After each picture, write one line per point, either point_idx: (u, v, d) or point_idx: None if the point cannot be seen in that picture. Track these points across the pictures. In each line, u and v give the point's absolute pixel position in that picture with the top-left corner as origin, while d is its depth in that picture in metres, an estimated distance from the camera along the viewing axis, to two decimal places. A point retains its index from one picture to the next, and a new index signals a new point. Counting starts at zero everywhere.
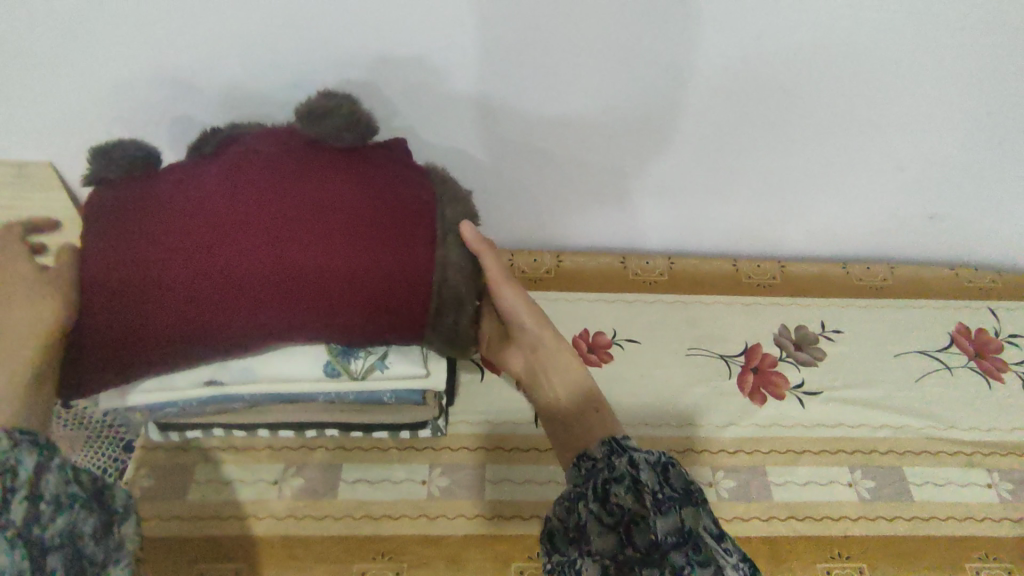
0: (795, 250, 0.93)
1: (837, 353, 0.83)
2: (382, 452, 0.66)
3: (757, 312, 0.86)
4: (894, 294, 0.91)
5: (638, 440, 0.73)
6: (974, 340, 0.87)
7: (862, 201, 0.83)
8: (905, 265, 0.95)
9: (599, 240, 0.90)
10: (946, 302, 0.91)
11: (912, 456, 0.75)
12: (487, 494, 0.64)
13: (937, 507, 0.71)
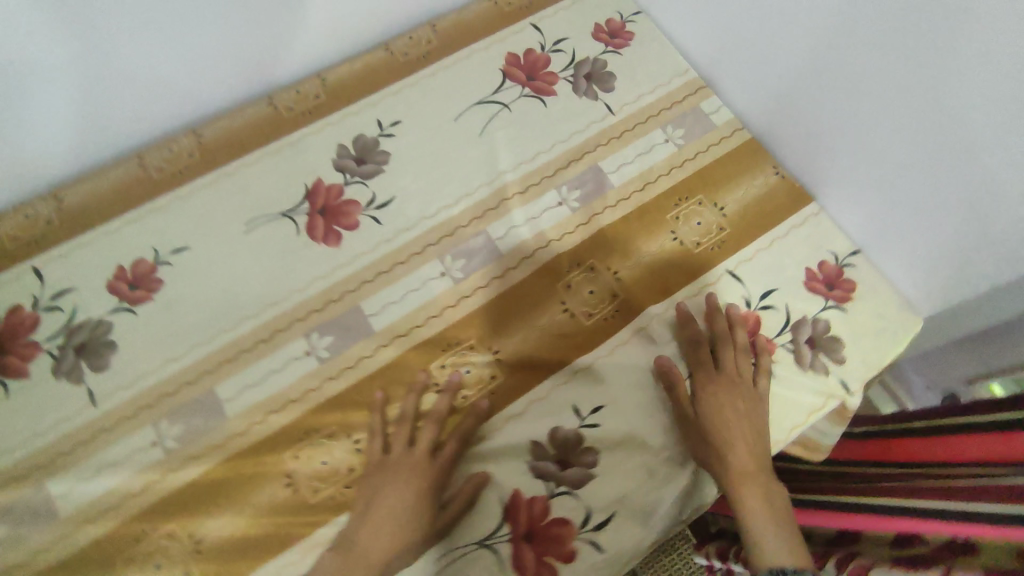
0: (633, 181, 0.80)
1: (648, 282, 0.74)
2: (114, 421, 0.65)
3: (567, 238, 0.76)
4: (738, 226, 0.78)
5: (395, 386, 0.68)
6: (823, 278, 0.76)
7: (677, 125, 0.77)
8: (764, 190, 0.81)
9: (400, 149, 0.79)
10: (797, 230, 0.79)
11: None
12: (220, 449, 0.64)
13: None
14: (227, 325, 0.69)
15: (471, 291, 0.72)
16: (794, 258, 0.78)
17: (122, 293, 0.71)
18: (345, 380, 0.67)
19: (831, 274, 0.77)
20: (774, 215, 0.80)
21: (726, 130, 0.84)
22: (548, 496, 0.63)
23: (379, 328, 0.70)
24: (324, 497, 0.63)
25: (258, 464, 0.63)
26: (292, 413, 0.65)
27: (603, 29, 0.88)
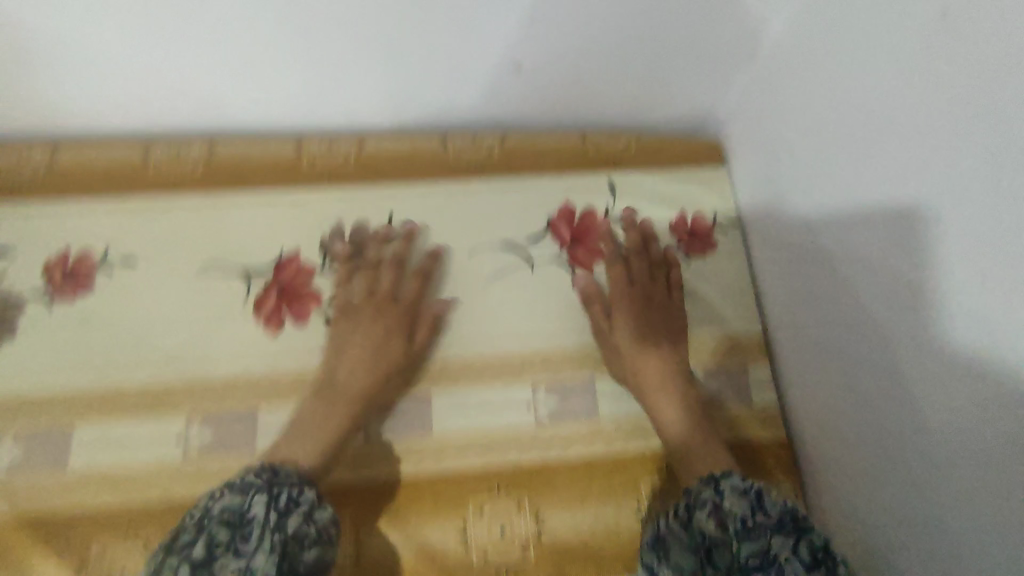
0: (619, 423, 0.66)
1: (567, 548, 0.61)
2: None
3: (508, 449, 0.64)
4: None
5: None
6: None
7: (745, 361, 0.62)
8: None
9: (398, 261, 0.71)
10: None
11: None
12: (37, 495, 0.58)
13: None
14: (124, 365, 0.64)
15: (424, 352, 0.67)
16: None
17: (52, 282, 0.66)
18: (193, 492, 0.60)
19: None
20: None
21: (760, 412, 0.69)
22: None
23: (263, 449, 0.62)
24: None
25: (64, 540, 0.57)
26: (124, 494, 0.59)
27: (682, 226, 0.76)
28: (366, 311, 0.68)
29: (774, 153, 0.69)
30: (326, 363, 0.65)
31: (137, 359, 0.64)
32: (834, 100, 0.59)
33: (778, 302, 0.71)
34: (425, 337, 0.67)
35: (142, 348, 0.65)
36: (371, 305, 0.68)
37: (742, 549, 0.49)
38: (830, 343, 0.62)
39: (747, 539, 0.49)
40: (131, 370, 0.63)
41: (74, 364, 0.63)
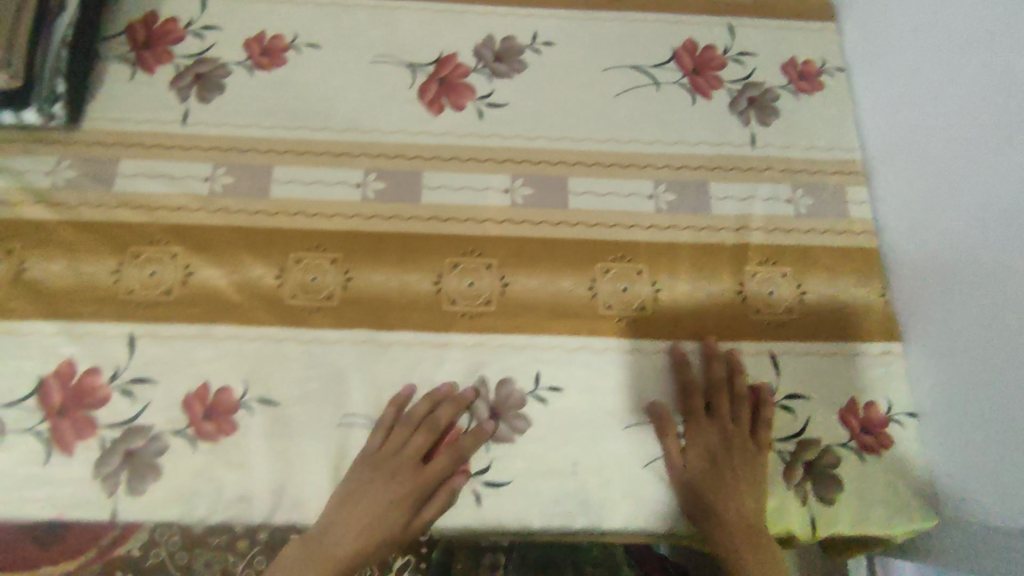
0: (730, 218, 0.74)
1: (678, 307, 0.70)
2: (187, 144, 0.73)
3: (630, 227, 0.73)
4: (806, 318, 0.70)
5: (405, 257, 0.70)
6: (864, 419, 0.67)
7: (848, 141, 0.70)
8: (855, 297, 0.72)
9: (540, 70, 0.80)
10: (867, 352, 0.69)
11: (645, 429, 0.66)
12: (246, 214, 0.71)
13: (617, 479, 0.64)
14: (311, 125, 0.75)
15: (434, 474, 0.62)
16: (839, 381, 0.68)
17: (251, 54, 0.78)
18: (369, 227, 0.71)
19: (873, 418, 0.67)
20: (845, 330, 0.70)
21: (856, 225, 0.74)
22: (462, 429, 0.66)
23: (424, 202, 0.72)
24: (295, 306, 0.68)
25: (268, 248, 0.70)
26: (314, 223, 0.71)
27: (796, 67, 0.83)
28: (385, 466, 0.62)
29: (915, 189, 0.70)
30: (336, 503, 0.61)
31: (322, 122, 0.75)
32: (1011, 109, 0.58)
33: (876, 127, 0.78)
34: (422, 443, 0.63)
35: (326, 114, 0.75)
36: (392, 458, 0.62)
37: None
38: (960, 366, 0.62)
39: None
40: (317, 129, 0.75)
41: (271, 119, 0.75)
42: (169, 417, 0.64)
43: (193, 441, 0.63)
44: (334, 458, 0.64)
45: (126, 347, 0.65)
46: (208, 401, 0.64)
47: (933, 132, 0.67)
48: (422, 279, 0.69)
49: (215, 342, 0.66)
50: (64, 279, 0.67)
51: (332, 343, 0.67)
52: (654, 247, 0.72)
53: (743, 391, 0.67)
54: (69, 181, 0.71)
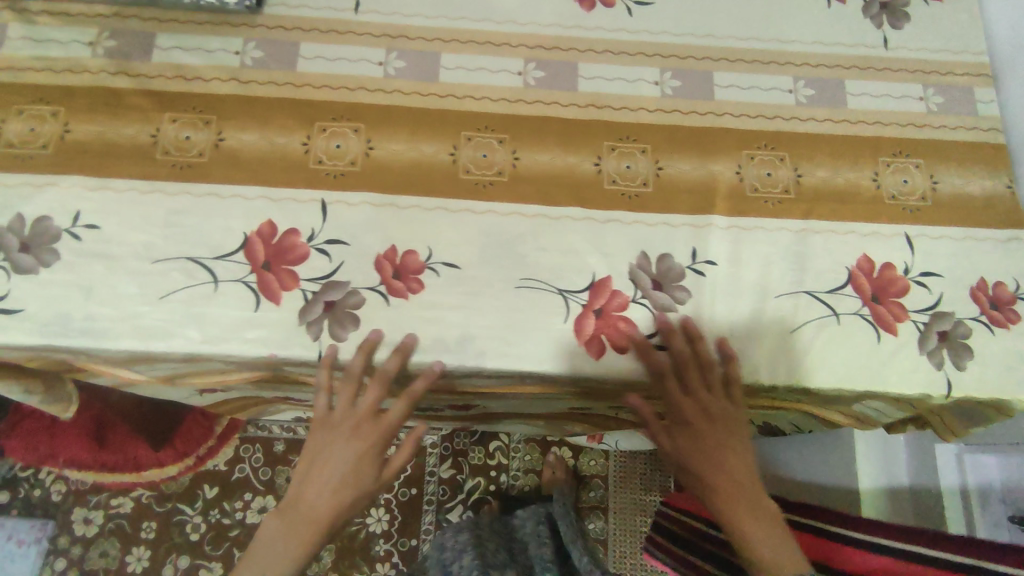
0: (864, 115, 0.79)
1: (818, 193, 0.75)
2: (362, 31, 0.79)
3: (772, 119, 0.78)
4: (938, 206, 0.75)
5: (566, 140, 0.76)
6: (991, 297, 0.72)
7: None
8: (984, 190, 0.76)
9: None
10: (994, 239, 0.74)
11: (794, 299, 0.71)
12: (419, 96, 0.77)
13: (767, 341, 0.69)
14: (474, 18, 0.80)
15: (390, 423, 0.69)
16: (969, 261, 0.73)
17: None
18: (531, 111, 0.77)
19: (1001, 297, 0.72)
20: (972, 217, 0.75)
21: (984, 123, 0.79)
22: (631, 299, 0.70)
23: (581, 91, 0.78)
24: (469, 179, 0.73)
25: (442, 127, 0.75)
26: (481, 106, 0.77)
27: None
28: (344, 424, 0.68)
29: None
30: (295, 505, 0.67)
31: (483, 16, 0.80)
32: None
33: (1002, 36, 0.82)
34: (373, 399, 0.68)
35: (486, 8, 0.80)
36: (349, 414, 0.68)
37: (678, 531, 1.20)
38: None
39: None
40: (479, 21, 0.80)
41: (437, 11, 0.80)
42: (363, 276, 0.68)
43: (385, 298, 0.67)
44: (510, 314, 0.68)
45: (321, 212, 0.70)
46: (397, 261, 0.69)
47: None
48: (582, 160, 0.75)
49: (398, 210, 0.71)
50: (259, 147, 0.73)
51: (506, 214, 0.72)
52: (795, 140, 0.77)
53: (882, 269, 0.72)
54: (255, 61, 0.77)
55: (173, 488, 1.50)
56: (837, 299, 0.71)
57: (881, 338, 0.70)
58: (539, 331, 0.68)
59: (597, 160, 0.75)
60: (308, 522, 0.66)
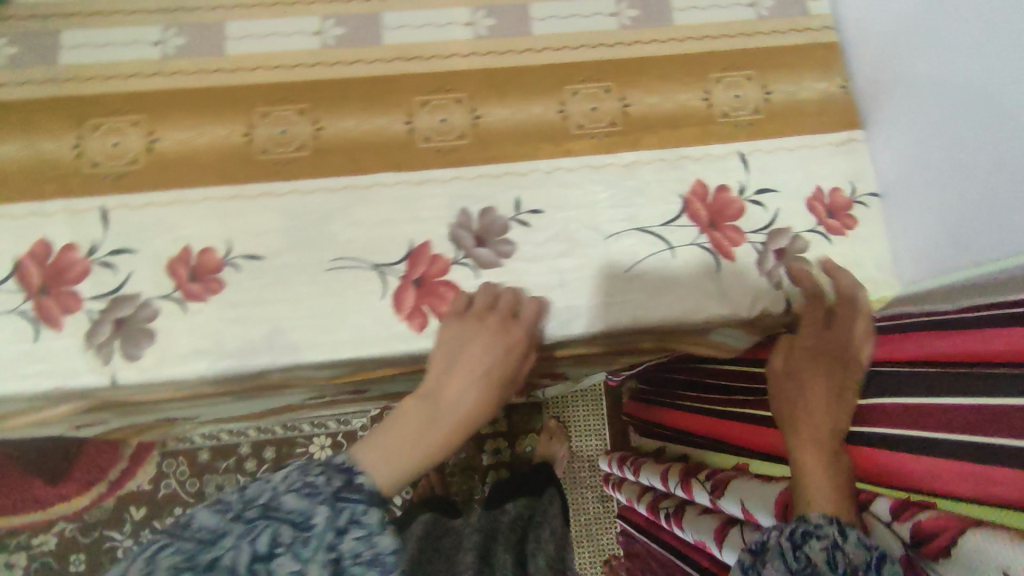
0: (693, 28, 0.74)
1: (647, 121, 0.71)
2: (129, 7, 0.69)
3: (596, 47, 0.72)
4: (771, 118, 0.72)
5: (372, 100, 0.69)
6: (828, 204, 0.70)
7: None
8: (819, 93, 0.73)
9: None
10: (828, 144, 0.72)
11: (624, 238, 0.68)
12: (203, 72, 0.68)
13: (601, 286, 0.67)
14: None
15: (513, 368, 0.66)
16: (803, 171, 0.71)
17: None
18: (332, 73, 0.69)
19: (838, 203, 0.70)
20: (805, 124, 0.72)
21: (815, 22, 0.75)
22: (451, 262, 0.66)
23: (387, 44, 0.70)
24: (267, 160, 0.66)
25: (230, 105, 0.67)
26: (275, 75, 0.68)
27: None
28: (477, 322, 0.64)
29: (906, 19, 0.63)
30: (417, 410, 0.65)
31: None
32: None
33: None
34: (485, 300, 0.65)
35: None
36: (484, 321, 0.64)
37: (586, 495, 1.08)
38: (982, 175, 0.56)
39: None
40: None
41: None
42: (156, 283, 0.62)
43: (183, 303, 0.62)
44: (325, 300, 0.64)
45: (100, 221, 0.63)
46: (192, 263, 0.63)
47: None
48: (392, 121, 0.68)
49: (192, 205, 0.64)
50: (23, 158, 0.64)
51: (312, 193, 0.66)
52: (621, 66, 0.72)
53: (717, 193, 0.70)
54: (9, 58, 0.67)
55: (97, 514, 1.44)
56: (671, 232, 0.68)
57: (719, 267, 0.68)
58: (357, 314, 0.64)
59: (409, 117, 0.69)
60: (455, 424, 0.64)
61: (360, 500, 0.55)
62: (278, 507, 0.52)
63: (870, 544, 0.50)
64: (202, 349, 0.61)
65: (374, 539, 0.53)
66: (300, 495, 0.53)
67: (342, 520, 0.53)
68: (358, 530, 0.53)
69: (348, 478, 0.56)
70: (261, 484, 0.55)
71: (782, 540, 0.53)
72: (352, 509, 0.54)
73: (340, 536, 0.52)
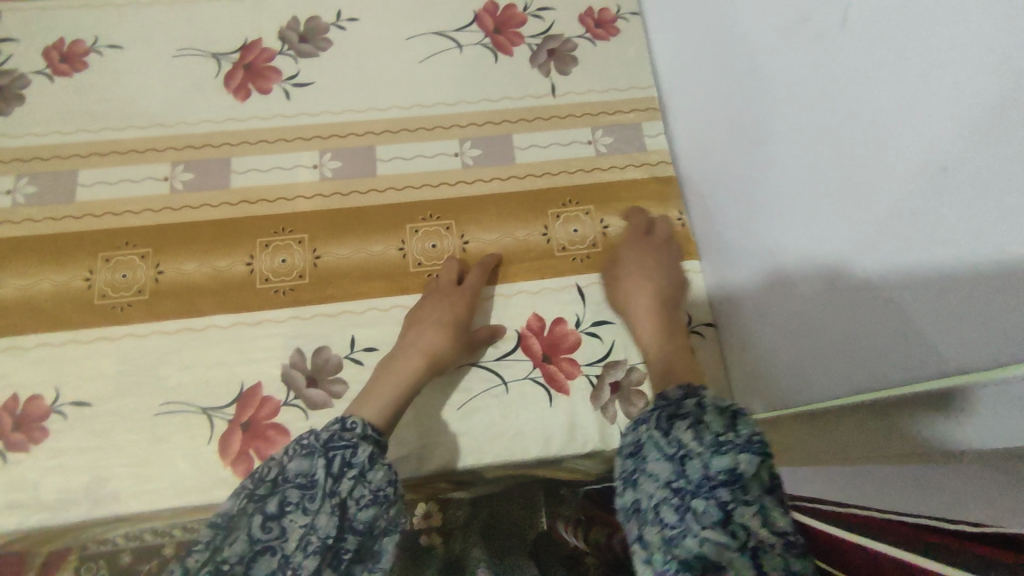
0: (533, 166, 0.78)
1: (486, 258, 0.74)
2: None
3: (438, 187, 0.76)
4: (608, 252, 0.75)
5: (217, 242, 0.71)
6: None
7: (740, 141, 0.64)
8: (655, 226, 0.76)
9: (343, 48, 0.82)
10: None
11: (460, 374, 0.69)
12: (53, 219, 0.71)
13: (435, 424, 0.67)
14: (118, 125, 0.75)
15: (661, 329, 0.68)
16: None
17: (51, 62, 0.78)
18: (179, 217, 0.72)
19: None
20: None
21: (652, 157, 0.79)
22: (282, 402, 0.66)
23: (234, 187, 0.74)
24: (105, 305, 0.68)
25: (74, 250, 0.70)
26: (121, 222, 0.71)
27: (592, 19, 0.87)
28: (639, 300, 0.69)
29: (720, 179, 0.70)
30: (425, 357, 0.65)
31: (126, 121, 0.76)
32: (761, 69, 0.60)
33: (665, 59, 0.82)
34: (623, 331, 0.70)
35: (131, 113, 0.76)
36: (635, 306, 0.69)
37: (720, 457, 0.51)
38: (786, 328, 0.60)
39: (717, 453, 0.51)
40: (119, 127, 0.75)
41: (73, 125, 0.75)
42: None
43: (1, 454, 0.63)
44: (148, 447, 0.63)
45: None
46: (17, 411, 0.64)
47: (717, 116, 0.69)
48: (233, 263, 0.71)
49: (22, 353, 0.66)
50: None
51: (146, 337, 0.67)
52: (462, 204, 0.76)
53: (553, 326, 0.71)
54: None
55: None
56: (507, 366, 0.69)
57: (553, 398, 0.68)
58: (180, 461, 0.63)
59: (252, 256, 0.71)
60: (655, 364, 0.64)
61: (347, 444, 0.56)
62: (284, 477, 0.53)
63: (723, 411, 0.54)
64: (16, 502, 0.61)
65: (368, 474, 0.55)
66: (303, 458, 0.54)
67: (335, 467, 0.54)
68: (352, 471, 0.54)
69: (344, 425, 0.57)
70: (269, 462, 0.55)
71: (653, 431, 0.55)
72: (341, 456, 0.55)
73: (338, 482, 0.53)
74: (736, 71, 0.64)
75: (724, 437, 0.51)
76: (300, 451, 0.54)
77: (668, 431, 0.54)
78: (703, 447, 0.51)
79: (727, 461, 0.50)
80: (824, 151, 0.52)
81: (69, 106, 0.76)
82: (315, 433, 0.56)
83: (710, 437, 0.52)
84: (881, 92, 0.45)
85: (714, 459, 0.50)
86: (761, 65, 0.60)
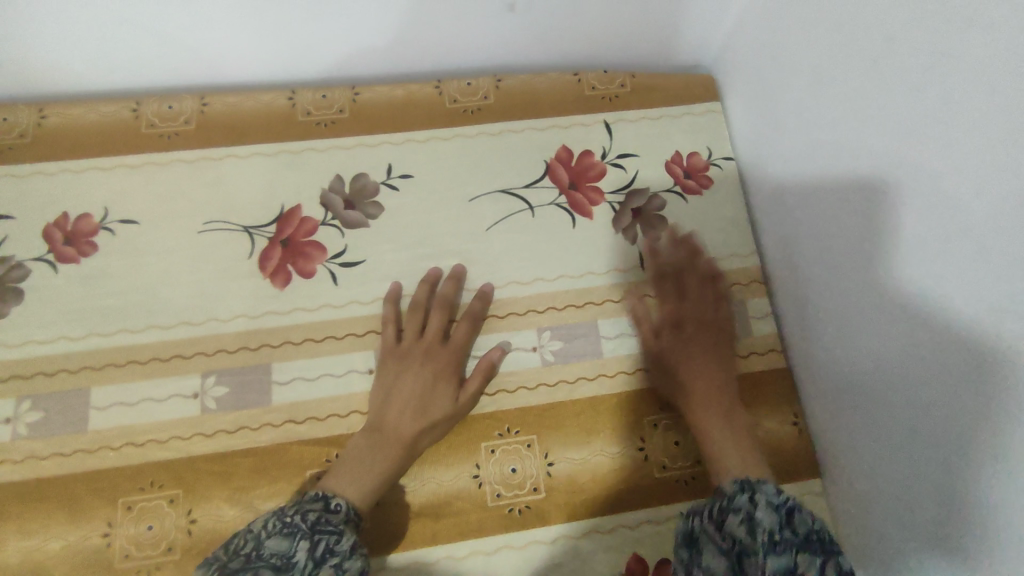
0: (624, 359, 0.68)
1: (576, 484, 0.63)
2: None
3: (516, 392, 0.65)
4: None
5: (261, 477, 0.60)
6: None
7: (872, 340, 0.56)
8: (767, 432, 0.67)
9: (398, 212, 0.71)
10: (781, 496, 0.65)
11: None
12: (61, 454, 0.59)
13: None
14: (137, 326, 0.64)
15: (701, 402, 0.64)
16: None
17: (54, 244, 0.66)
18: (213, 445, 0.61)
19: None
20: None
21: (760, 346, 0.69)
22: None
23: (278, 402, 0.62)
24: (129, 567, 0.57)
25: (87, 495, 0.58)
26: (144, 453, 0.60)
27: (681, 168, 0.76)
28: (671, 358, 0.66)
29: (842, 372, 0.60)
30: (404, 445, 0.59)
31: (146, 319, 0.64)
32: (829, 139, 0.59)
33: (772, 227, 0.71)
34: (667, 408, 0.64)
35: (153, 309, 0.65)
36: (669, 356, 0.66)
37: (773, 561, 0.48)
38: (915, 491, 0.52)
39: (772, 551, 0.49)
40: (137, 327, 0.64)
41: (83, 327, 0.63)
42: None
43: None
44: None
45: None
46: None
47: (837, 299, 0.60)
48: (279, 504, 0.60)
49: None
50: None
51: None
52: (544, 412, 0.65)
53: (659, 571, 0.61)
54: None
55: None
56: None
57: None
58: None
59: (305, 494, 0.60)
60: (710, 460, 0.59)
61: (334, 529, 0.52)
62: (259, 554, 0.49)
63: (777, 506, 0.52)
64: None
65: (347, 562, 0.50)
66: (283, 538, 0.51)
67: (317, 551, 0.50)
68: (333, 559, 0.50)
69: (327, 507, 0.54)
70: (245, 535, 0.52)
71: (706, 523, 0.54)
72: (326, 540, 0.51)
73: (318, 568, 0.49)
74: (802, 148, 0.64)
75: (780, 535, 0.50)
76: (282, 527, 0.51)
77: (719, 526, 0.53)
78: (758, 544, 0.50)
79: (784, 560, 0.48)
80: (963, 262, 0.46)
81: (80, 302, 0.64)
82: (302, 510, 0.53)
83: (763, 534, 0.50)
84: (962, 128, 0.45)
85: (770, 558, 0.49)
86: (830, 143, 0.59)
